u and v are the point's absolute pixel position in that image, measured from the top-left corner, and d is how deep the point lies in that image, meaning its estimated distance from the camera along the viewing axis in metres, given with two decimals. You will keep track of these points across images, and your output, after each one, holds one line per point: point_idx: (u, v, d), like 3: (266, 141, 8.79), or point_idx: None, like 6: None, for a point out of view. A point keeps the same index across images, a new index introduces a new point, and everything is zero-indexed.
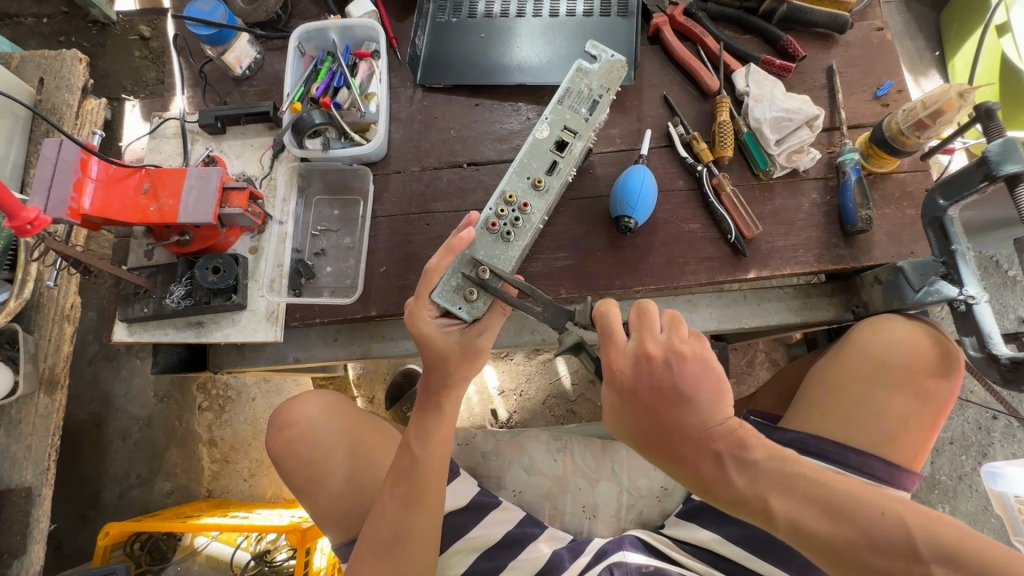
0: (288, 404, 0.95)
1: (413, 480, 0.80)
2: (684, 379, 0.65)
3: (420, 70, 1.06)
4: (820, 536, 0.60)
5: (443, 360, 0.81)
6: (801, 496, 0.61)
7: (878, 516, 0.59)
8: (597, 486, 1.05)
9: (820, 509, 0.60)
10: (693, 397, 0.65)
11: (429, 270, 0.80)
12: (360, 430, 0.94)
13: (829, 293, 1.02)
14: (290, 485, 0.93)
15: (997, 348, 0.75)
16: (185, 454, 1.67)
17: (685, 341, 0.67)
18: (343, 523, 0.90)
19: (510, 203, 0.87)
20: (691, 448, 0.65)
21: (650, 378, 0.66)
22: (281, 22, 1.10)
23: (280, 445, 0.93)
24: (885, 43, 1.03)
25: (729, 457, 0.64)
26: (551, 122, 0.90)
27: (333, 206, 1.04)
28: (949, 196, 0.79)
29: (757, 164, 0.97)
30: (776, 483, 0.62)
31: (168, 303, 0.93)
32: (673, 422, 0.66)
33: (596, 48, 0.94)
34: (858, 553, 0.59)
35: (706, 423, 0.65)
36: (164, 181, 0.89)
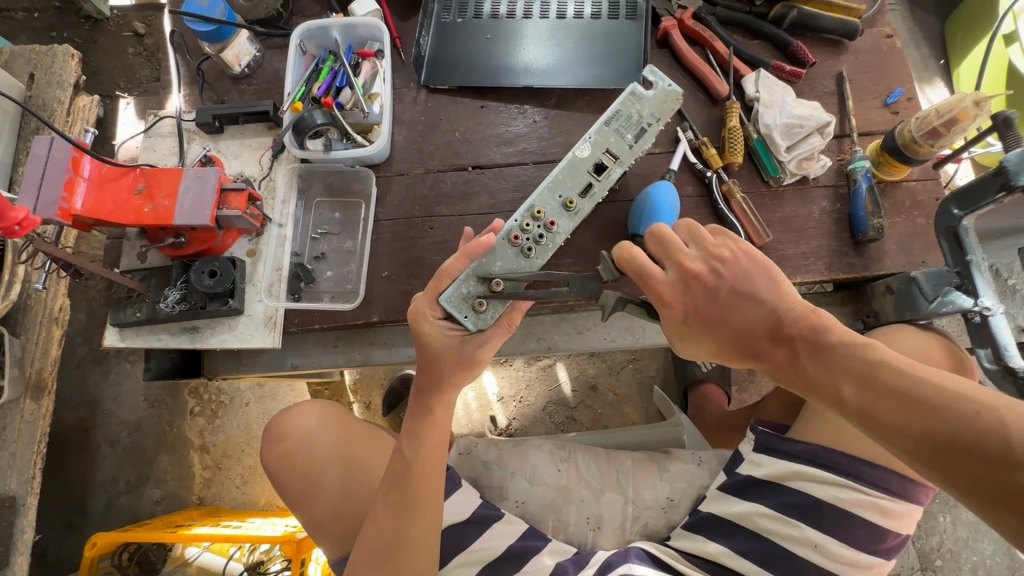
0: (285, 413, 0.93)
1: (407, 485, 0.77)
2: (737, 277, 0.62)
3: (424, 71, 1.04)
4: (895, 425, 0.51)
5: (436, 362, 0.78)
6: (868, 381, 0.54)
7: (976, 411, 0.49)
8: (602, 497, 1.02)
9: (889, 395, 0.52)
10: (753, 291, 0.61)
11: (438, 276, 0.77)
12: (357, 440, 0.91)
13: (838, 302, 1.01)
14: (286, 497, 0.90)
15: (1014, 361, 0.73)
16: (176, 461, 1.63)
17: (720, 243, 0.64)
18: (340, 536, 0.87)
19: (537, 217, 0.83)
20: (760, 343, 0.60)
21: (706, 294, 0.62)
22: (281, 19, 1.07)
23: (277, 455, 0.90)
24: (894, 51, 1.02)
25: (803, 344, 0.58)
26: (593, 142, 0.87)
27: (333, 209, 1.01)
28: (964, 205, 0.78)
29: (768, 171, 0.95)
30: (848, 370, 0.55)
31: (162, 308, 0.90)
32: (744, 326, 0.61)
33: (653, 74, 0.90)
34: (947, 450, 0.49)
35: (771, 314, 0.60)
36: (160, 182, 0.86)
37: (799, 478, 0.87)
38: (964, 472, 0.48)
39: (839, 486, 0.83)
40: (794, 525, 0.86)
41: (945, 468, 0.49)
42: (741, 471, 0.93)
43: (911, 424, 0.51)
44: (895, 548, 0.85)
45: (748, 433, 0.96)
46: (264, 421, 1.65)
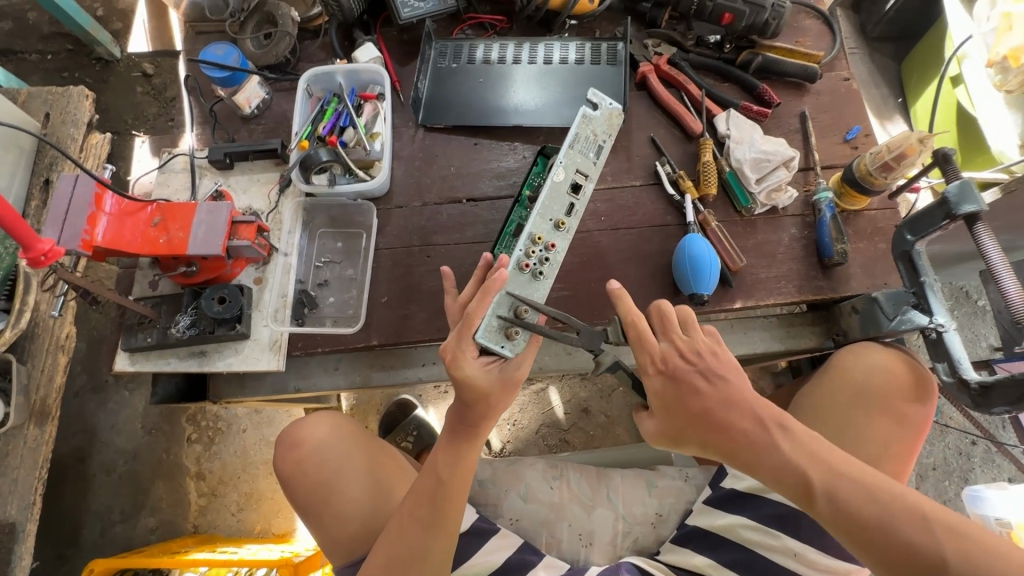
0: (298, 424, 0.97)
1: (439, 502, 0.80)
2: (719, 365, 0.72)
3: (421, 111, 1.12)
4: (847, 505, 0.65)
5: (486, 397, 0.80)
6: (828, 466, 0.67)
7: (908, 508, 0.64)
8: (593, 513, 1.06)
9: (844, 479, 0.66)
10: (729, 380, 0.71)
11: (470, 316, 0.77)
12: (372, 455, 0.95)
13: (810, 322, 1.08)
14: (299, 503, 0.93)
15: (968, 373, 0.80)
16: (172, 488, 1.64)
17: (709, 339, 0.75)
18: (351, 546, 0.90)
19: (538, 243, 0.89)
20: (729, 421, 0.70)
21: (688, 366, 0.73)
22: (289, 65, 1.16)
23: (289, 462, 0.94)
24: (851, 92, 1.12)
25: (773, 425, 0.69)
26: (565, 165, 0.93)
27: (336, 239, 1.08)
28: (916, 232, 0.85)
29: (739, 202, 1.03)
30: (812, 458, 0.67)
31: (173, 333, 0.94)
32: (716, 398, 0.71)
33: (596, 95, 0.98)
34: (881, 535, 0.64)
35: (742, 398, 0.71)
36: (175, 215, 0.92)
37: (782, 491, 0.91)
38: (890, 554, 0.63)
39: None
40: (775, 535, 0.90)
41: (882, 549, 0.64)
42: (725, 485, 0.97)
43: (866, 510, 0.64)
44: None
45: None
46: (261, 447, 1.66)
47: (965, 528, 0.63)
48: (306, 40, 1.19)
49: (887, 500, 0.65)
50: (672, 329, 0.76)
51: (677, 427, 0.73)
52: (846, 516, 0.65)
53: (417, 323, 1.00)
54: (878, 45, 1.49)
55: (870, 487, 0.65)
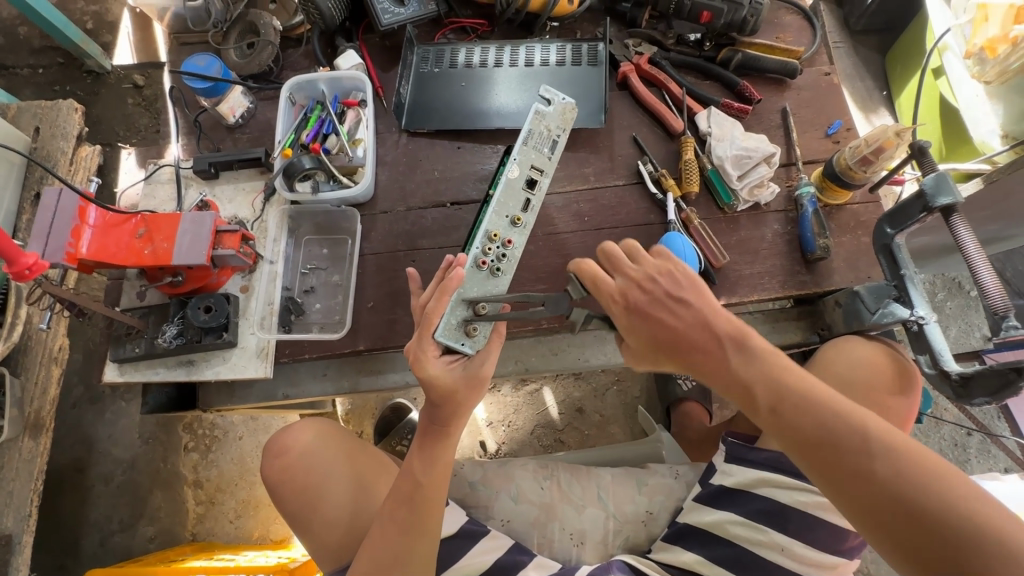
0: (286, 429, 0.98)
1: (418, 505, 0.81)
2: (677, 288, 0.71)
3: (404, 117, 1.13)
4: (795, 423, 0.65)
5: (453, 395, 0.80)
6: (785, 389, 0.66)
7: (863, 427, 0.63)
8: (583, 513, 1.06)
9: (796, 399, 0.65)
10: (697, 306, 0.70)
11: (428, 316, 0.78)
12: (358, 459, 0.96)
13: (795, 317, 1.08)
14: (286, 509, 0.94)
15: (949, 365, 0.80)
16: (169, 497, 1.65)
17: (669, 262, 0.72)
18: (339, 551, 0.90)
19: (494, 240, 0.89)
20: (689, 341, 0.69)
21: (649, 292, 0.71)
22: (273, 74, 1.17)
23: (276, 469, 0.95)
24: (832, 87, 1.12)
25: (732, 345, 0.69)
26: (519, 162, 0.93)
27: (322, 245, 1.09)
28: (895, 225, 0.86)
29: (722, 199, 1.04)
30: (768, 377, 0.67)
31: (160, 343, 0.95)
32: (678, 325, 0.70)
33: (549, 91, 0.98)
34: (827, 453, 0.64)
35: (699, 319, 0.69)
36: (159, 226, 0.93)
37: (768, 485, 0.92)
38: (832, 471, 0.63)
39: (802, 491, 0.89)
40: (761, 530, 0.90)
41: (831, 466, 0.63)
42: (713, 481, 0.97)
43: (811, 430, 0.64)
44: (857, 548, 0.90)
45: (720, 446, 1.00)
46: (257, 453, 1.67)
47: (918, 456, 0.61)
48: (289, 49, 1.19)
49: (841, 427, 0.63)
50: (625, 261, 0.73)
51: (650, 351, 0.73)
52: (797, 433, 0.65)
53: (403, 327, 1.00)
54: (863, 38, 1.50)
55: (818, 403, 0.65)
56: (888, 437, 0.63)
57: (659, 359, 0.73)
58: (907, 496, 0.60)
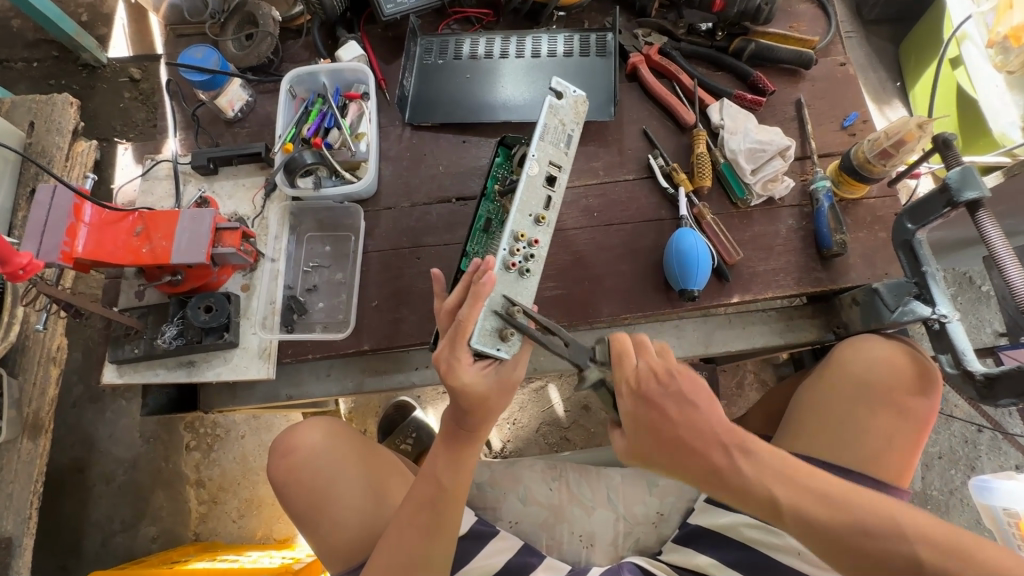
0: (291, 430, 0.95)
1: (438, 508, 0.79)
2: (686, 387, 0.69)
3: (408, 110, 1.10)
4: (817, 522, 0.62)
5: (485, 401, 0.78)
6: (800, 484, 0.64)
7: (888, 522, 0.61)
8: (593, 514, 1.04)
9: (817, 499, 0.63)
10: (703, 408, 0.68)
11: (461, 325, 0.75)
12: (368, 461, 0.94)
13: (810, 314, 1.05)
14: (293, 512, 0.92)
15: (972, 365, 0.77)
16: (171, 496, 1.63)
17: (680, 362, 0.72)
18: (348, 555, 0.88)
19: (521, 240, 0.86)
20: (695, 440, 0.66)
21: (660, 387, 0.70)
22: (272, 66, 1.13)
23: (282, 470, 0.92)
24: (848, 78, 1.09)
25: (736, 445, 0.67)
26: (538, 158, 0.90)
27: (324, 243, 1.06)
28: (917, 220, 0.83)
29: (735, 193, 1.01)
30: (782, 476, 0.65)
31: (159, 344, 0.93)
32: (681, 417, 0.68)
33: (560, 83, 0.95)
34: (861, 552, 0.61)
35: (708, 417, 0.67)
36: (157, 224, 0.90)
37: None
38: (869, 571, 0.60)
39: None
40: (777, 534, 0.88)
41: (868, 565, 0.61)
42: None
43: (839, 528, 0.62)
44: None
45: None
46: (260, 452, 1.65)
47: (959, 540, 0.59)
48: (288, 40, 1.16)
49: (871, 526, 0.61)
50: (650, 353, 0.73)
51: (650, 450, 0.69)
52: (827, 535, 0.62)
53: (409, 327, 0.98)
54: (876, 28, 1.46)
55: (840, 501, 0.63)
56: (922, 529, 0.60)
57: (658, 461, 0.69)
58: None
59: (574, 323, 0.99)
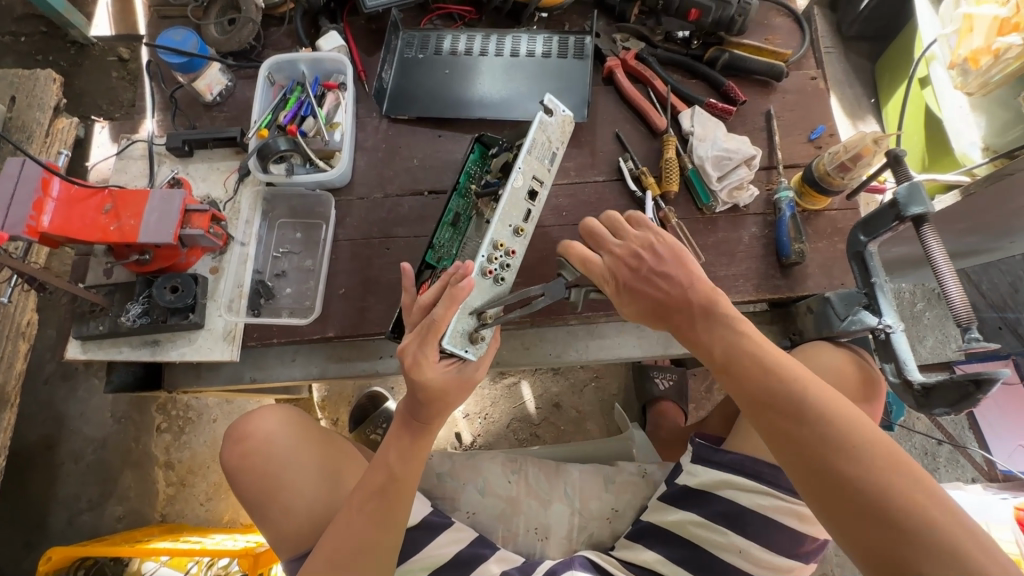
0: (248, 416, 0.96)
1: (388, 496, 0.81)
2: (669, 260, 0.77)
3: (386, 102, 1.11)
4: (735, 368, 0.72)
5: (443, 396, 0.80)
6: (748, 354, 0.71)
7: (809, 393, 0.67)
8: (549, 508, 1.07)
9: (758, 359, 0.71)
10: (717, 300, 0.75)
11: (435, 324, 0.75)
12: (322, 450, 0.95)
13: (769, 321, 1.08)
14: (244, 498, 0.93)
15: (912, 374, 0.80)
16: (139, 477, 1.63)
17: (671, 244, 0.78)
18: (295, 541, 0.90)
19: (500, 249, 0.85)
20: (668, 300, 0.77)
21: (641, 266, 0.78)
22: (254, 52, 1.14)
23: (236, 456, 0.93)
24: (818, 91, 1.12)
25: (702, 311, 0.75)
26: (523, 170, 0.90)
27: (296, 229, 1.07)
28: (869, 232, 0.86)
29: (700, 199, 1.03)
30: (729, 347, 0.73)
31: (123, 321, 0.93)
32: (662, 288, 0.77)
33: (551, 99, 0.96)
34: (769, 407, 0.68)
35: (681, 286, 0.76)
36: (127, 202, 0.91)
37: (729, 486, 0.92)
38: (772, 422, 0.68)
39: (761, 494, 0.89)
40: (724, 533, 0.91)
41: (777, 417, 0.68)
42: (678, 482, 0.97)
43: (752, 384, 0.70)
44: (812, 553, 0.90)
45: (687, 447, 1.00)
46: None
47: (864, 434, 0.64)
48: (271, 27, 1.17)
49: (785, 394, 0.68)
50: (625, 229, 0.83)
51: (639, 307, 0.79)
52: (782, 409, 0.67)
53: (375, 316, 0.99)
54: (855, 44, 1.49)
55: (779, 370, 0.69)
56: (827, 402, 0.66)
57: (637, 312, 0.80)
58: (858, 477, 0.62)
59: (538, 318, 1.01)
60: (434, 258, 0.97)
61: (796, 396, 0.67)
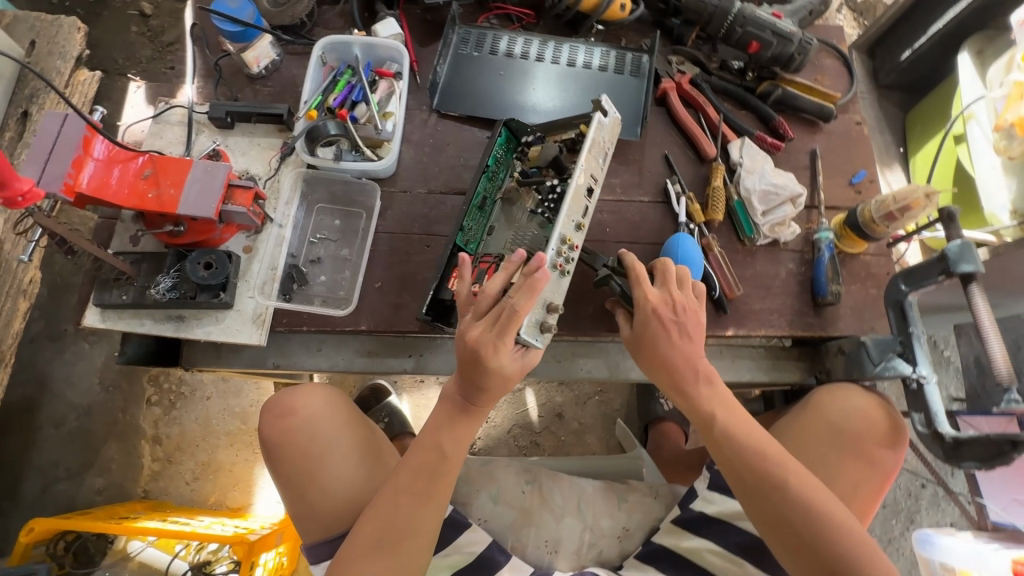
0: (289, 392, 0.94)
1: (438, 476, 0.83)
2: (689, 322, 0.85)
3: (437, 96, 1.09)
4: (727, 430, 0.81)
5: (510, 381, 0.82)
6: (737, 418, 0.82)
7: (785, 468, 0.78)
8: (561, 521, 1.06)
9: (745, 427, 0.82)
10: (656, 343, 0.85)
11: (516, 314, 0.76)
12: (364, 435, 0.94)
13: (796, 357, 1.10)
14: (279, 475, 0.90)
15: (943, 427, 0.82)
16: (124, 450, 1.57)
17: (691, 299, 0.87)
18: (329, 523, 0.88)
19: (566, 246, 0.88)
20: (678, 360, 0.84)
21: (666, 317, 0.85)
22: (304, 28, 1.11)
23: (277, 432, 0.91)
24: (862, 137, 1.14)
25: (704, 376, 0.84)
26: (584, 170, 0.91)
27: (334, 216, 1.03)
28: (911, 283, 0.87)
29: (743, 231, 1.04)
30: (725, 405, 0.83)
31: (151, 294, 0.89)
32: (678, 347, 0.85)
33: (607, 99, 0.96)
34: (750, 466, 0.79)
35: (691, 351, 0.85)
36: (168, 170, 0.87)
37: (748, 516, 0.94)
38: (749, 480, 0.79)
39: None
40: (738, 562, 0.93)
41: (753, 477, 0.79)
42: (693, 506, 0.98)
43: (739, 446, 0.80)
44: None
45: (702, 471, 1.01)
46: (225, 417, 1.61)
47: (823, 506, 0.76)
48: (324, 5, 1.14)
49: (767, 464, 0.78)
50: (667, 280, 0.88)
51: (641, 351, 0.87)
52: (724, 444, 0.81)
53: (409, 314, 0.97)
54: (887, 92, 1.53)
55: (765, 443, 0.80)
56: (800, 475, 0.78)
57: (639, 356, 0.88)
58: (782, 496, 0.77)
59: (573, 332, 1.01)
60: (463, 241, 0.96)
61: (772, 467, 0.78)
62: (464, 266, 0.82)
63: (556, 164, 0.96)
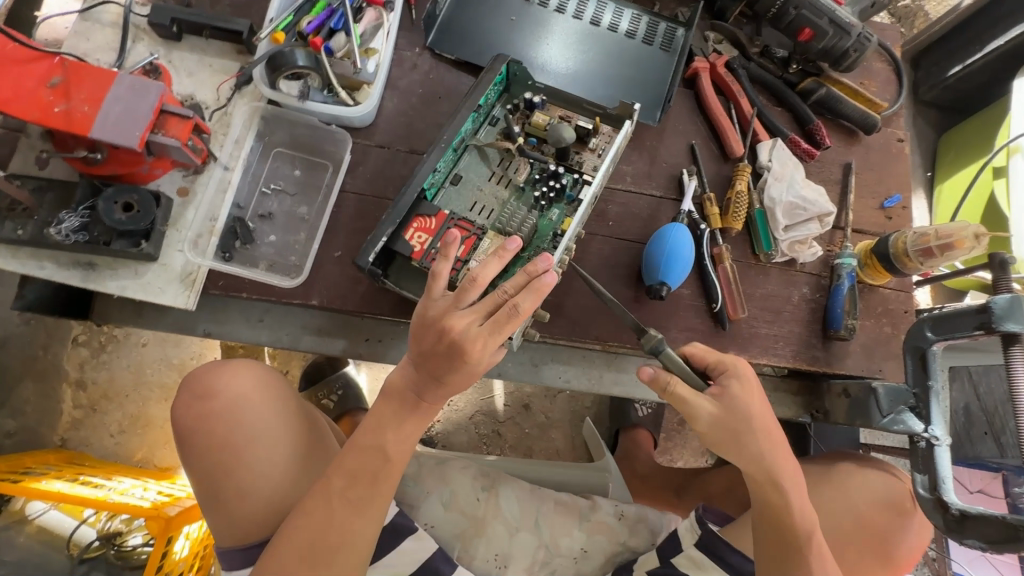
0: (214, 370, 0.81)
1: (379, 481, 0.70)
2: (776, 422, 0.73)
3: (433, 33, 0.92)
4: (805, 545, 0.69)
5: (474, 379, 0.69)
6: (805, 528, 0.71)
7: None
8: (515, 536, 0.96)
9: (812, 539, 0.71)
10: (758, 434, 0.70)
11: (516, 317, 0.64)
12: (298, 426, 0.81)
13: (795, 391, 1.07)
14: (192, 467, 0.77)
15: (948, 495, 0.74)
16: (41, 392, 1.36)
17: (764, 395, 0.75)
18: (244, 528, 0.75)
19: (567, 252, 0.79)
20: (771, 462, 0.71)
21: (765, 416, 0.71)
22: None
23: (192, 416, 0.78)
24: (902, 156, 1.02)
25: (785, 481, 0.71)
26: (599, 175, 0.81)
27: (295, 166, 0.88)
28: (939, 331, 0.77)
29: (761, 244, 0.92)
30: (800, 513, 0.71)
31: (52, 233, 0.73)
32: (772, 447, 0.71)
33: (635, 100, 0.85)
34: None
35: (780, 453, 0.72)
36: (80, 79, 0.69)
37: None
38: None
39: None
40: None
41: None
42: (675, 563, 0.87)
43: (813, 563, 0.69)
44: None
45: (691, 522, 0.88)
46: (160, 367, 1.46)
47: None
48: None
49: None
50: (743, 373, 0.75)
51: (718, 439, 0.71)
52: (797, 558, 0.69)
53: (371, 293, 0.83)
54: (925, 108, 1.42)
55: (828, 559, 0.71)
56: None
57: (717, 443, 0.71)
58: None
59: (556, 334, 0.89)
60: (429, 184, 0.79)
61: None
62: (451, 247, 0.63)
63: (562, 149, 0.82)
